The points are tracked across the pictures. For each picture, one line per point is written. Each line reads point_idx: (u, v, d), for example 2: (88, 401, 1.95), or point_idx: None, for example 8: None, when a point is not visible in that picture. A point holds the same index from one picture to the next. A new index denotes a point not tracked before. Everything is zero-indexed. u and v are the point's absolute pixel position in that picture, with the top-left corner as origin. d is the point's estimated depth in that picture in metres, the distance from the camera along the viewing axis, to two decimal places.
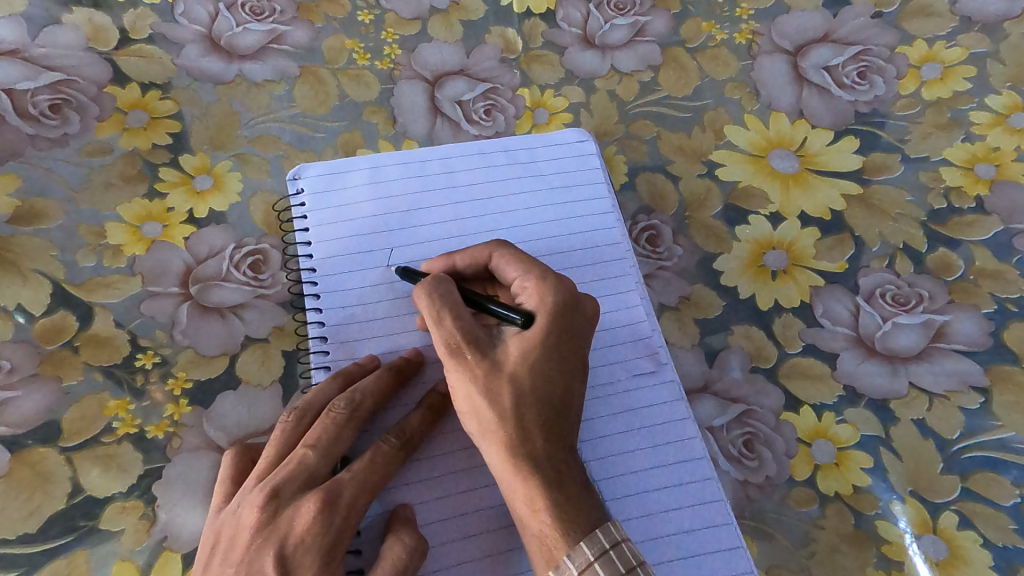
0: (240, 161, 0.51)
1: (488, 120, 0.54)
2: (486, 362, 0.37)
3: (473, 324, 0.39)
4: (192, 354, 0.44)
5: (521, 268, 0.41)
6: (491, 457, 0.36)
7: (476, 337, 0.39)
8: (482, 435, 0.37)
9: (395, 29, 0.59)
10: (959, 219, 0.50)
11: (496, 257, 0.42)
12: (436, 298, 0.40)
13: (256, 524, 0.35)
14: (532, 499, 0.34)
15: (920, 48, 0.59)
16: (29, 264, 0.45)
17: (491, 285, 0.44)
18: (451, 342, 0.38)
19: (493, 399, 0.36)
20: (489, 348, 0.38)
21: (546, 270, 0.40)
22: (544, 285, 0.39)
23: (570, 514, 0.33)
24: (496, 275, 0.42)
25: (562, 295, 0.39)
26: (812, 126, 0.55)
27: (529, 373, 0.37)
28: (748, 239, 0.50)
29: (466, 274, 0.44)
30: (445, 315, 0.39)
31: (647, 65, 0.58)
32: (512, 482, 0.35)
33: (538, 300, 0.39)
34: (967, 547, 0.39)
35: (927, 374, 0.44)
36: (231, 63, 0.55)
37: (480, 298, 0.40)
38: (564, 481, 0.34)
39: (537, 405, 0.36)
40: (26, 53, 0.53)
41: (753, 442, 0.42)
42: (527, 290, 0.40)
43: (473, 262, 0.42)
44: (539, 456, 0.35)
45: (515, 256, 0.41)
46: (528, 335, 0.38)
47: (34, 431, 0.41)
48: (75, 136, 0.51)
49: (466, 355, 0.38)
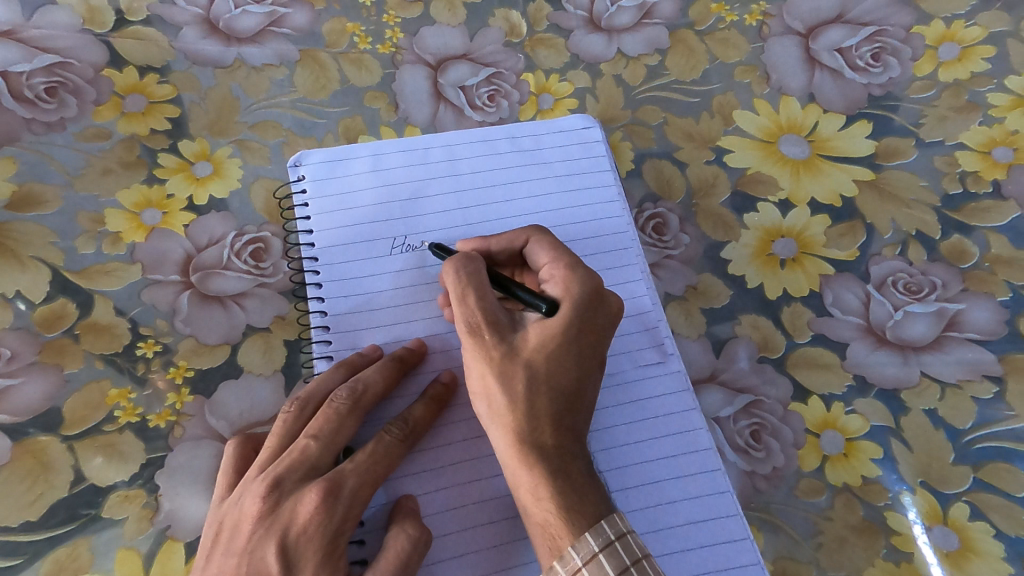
0: (240, 148, 0.50)
1: (492, 105, 0.53)
2: (502, 347, 0.37)
3: (496, 306, 0.39)
4: (193, 343, 0.43)
5: (552, 254, 0.40)
6: (499, 442, 0.36)
7: (497, 320, 0.38)
8: (492, 419, 0.36)
9: (396, 12, 0.58)
10: (975, 205, 0.49)
11: (532, 243, 0.41)
12: (463, 275, 0.39)
13: (257, 514, 0.35)
14: (537, 487, 0.34)
15: (938, 29, 0.57)
16: (28, 251, 0.45)
17: (519, 271, 0.44)
18: (472, 321, 0.38)
19: (505, 383, 0.36)
20: (509, 333, 0.38)
21: (575, 260, 0.40)
22: (571, 274, 0.39)
23: (575, 505, 0.33)
24: (529, 260, 0.42)
25: (588, 287, 0.38)
26: (824, 110, 0.54)
27: (546, 361, 0.36)
28: (756, 227, 0.49)
29: (499, 258, 0.43)
30: (469, 294, 0.39)
31: (654, 49, 0.57)
32: (515, 470, 0.35)
33: (563, 288, 0.39)
34: (979, 539, 0.38)
35: (939, 364, 0.44)
36: (230, 46, 0.54)
37: (509, 281, 0.40)
38: (571, 472, 0.34)
39: (549, 394, 0.36)
40: (21, 35, 0.52)
41: (761, 432, 0.42)
42: (555, 278, 0.39)
43: (508, 246, 0.42)
44: (547, 446, 0.34)
45: (549, 242, 0.41)
46: (550, 324, 0.38)
47: (35, 419, 0.40)
48: (73, 120, 0.50)
49: (485, 336, 0.38)
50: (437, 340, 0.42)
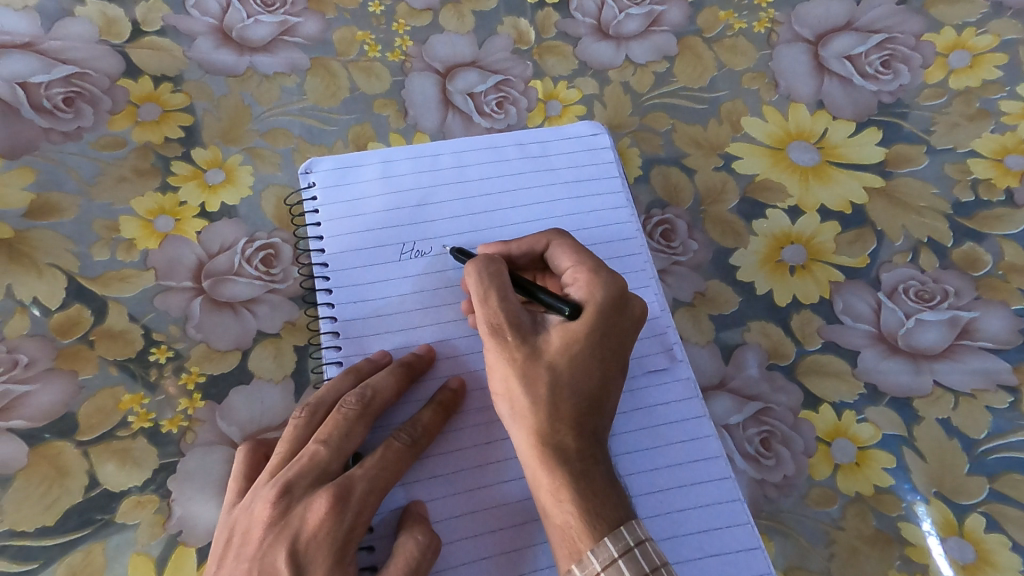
0: (252, 155, 0.50)
1: (500, 112, 0.54)
2: (526, 348, 0.37)
3: (518, 307, 0.39)
4: (205, 349, 0.43)
5: (575, 258, 0.41)
6: (521, 442, 0.36)
7: (520, 322, 0.38)
8: (514, 420, 0.36)
9: (406, 21, 0.58)
10: (987, 213, 0.49)
11: (553, 246, 0.41)
12: (485, 276, 0.39)
13: (268, 520, 0.35)
14: (557, 489, 0.34)
15: (948, 36, 0.57)
16: (44, 258, 0.46)
17: (540, 274, 0.44)
18: (493, 322, 0.38)
19: (529, 384, 0.36)
20: (532, 334, 0.38)
21: (599, 263, 0.40)
22: (595, 278, 0.39)
23: (596, 507, 0.33)
24: (551, 264, 0.42)
25: (612, 290, 0.39)
26: (833, 117, 0.54)
27: (571, 364, 0.37)
28: (765, 234, 0.49)
29: (521, 263, 0.43)
30: (491, 295, 0.39)
31: (662, 56, 0.57)
32: (537, 471, 0.35)
33: (587, 292, 0.39)
34: (994, 551, 0.38)
35: (951, 372, 0.43)
36: (242, 55, 0.55)
37: (531, 284, 0.40)
38: (593, 475, 0.34)
39: (574, 396, 0.36)
40: (39, 45, 0.53)
41: (771, 440, 0.41)
42: (578, 281, 0.40)
43: (529, 250, 0.42)
44: (570, 448, 0.35)
45: (571, 246, 0.41)
46: (573, 327, 0.38)
47: (51, 424, 0.41)
48: (89, 129, 0.51)
49: (508, 337, 0.38)
50: (446, 346, 0.42)
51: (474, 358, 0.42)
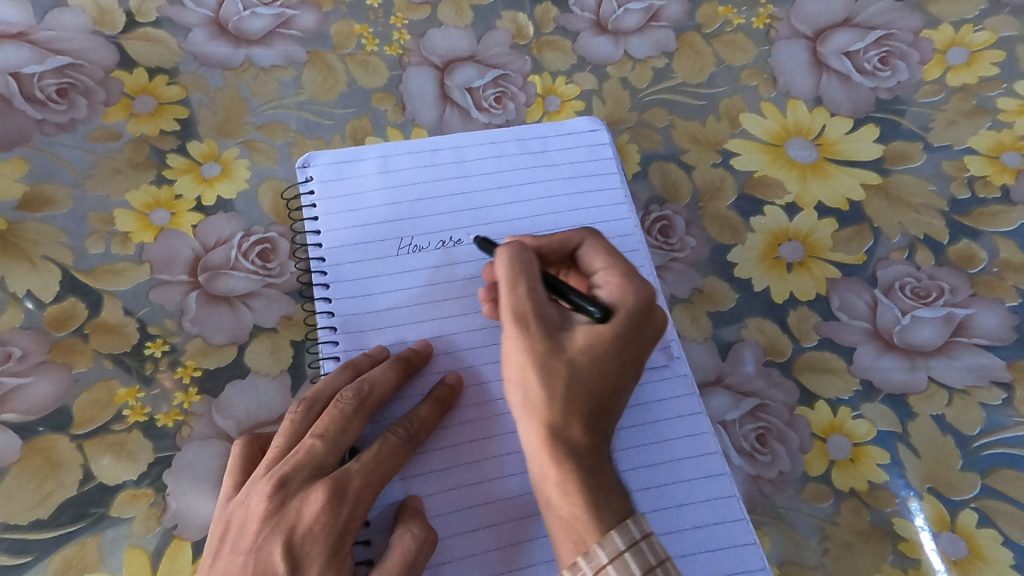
0: (248, 149, 0.50)
1: (499, 107, 0.53)
2: (549, 341, 0.37)
3: (545, 302, 0.39)
4: (201, 343, 0.43)
5: (608, 261, 0.41)
6: (530, 433, 0.36)
7: (547, 315, 0.39)
8: (527, 411, 0.36)
9: (403, 14, 0.58)
10: (983, 210, 0.49)
11: (587, 246, 0.42)
12: (517, 264, 0.39)
13: (264, 514, 0.35)
14: (565, 482, 0.34)
15: (947, 32, 0.57)
16: (38, 250, 0.45)
17: (564, 271, 0.44)
18: (519, 310, 0.38)
19: (547, 375, 0.36)
20: (558, 329, 0.38)
21: (632, 270, 0.41)
22: (628, 283, 0.40)
23: (601, 501, 0.33)
24: (580, 264, 0.43)
25: (642, 298, 0.39)
26: (831, 114, 0.54)
27: (592, 359, 0.37)
28: (763, 230, 0.49)
29: (550, 259, 0.43)
30: (521, 283, 0.39)
31: (660, 52, 0.57)
32: (545, 464, 0.35)
33: (618, 296, 0.39)
34: (986, 546, 0.38)
35: (946, 369, 0.43)
36: (239, 47, 0.54)
37: (561, 283, 0.40)
38: (602, 472, 0.34)
39: (589, 392, 0.36)
40: (32, 35, 0.52)
41: (766, 436, 0.42)
42: (609, 284, 0.40)
43: (563, 249, 0.42)
44: (581, 444, 0.35)
45: (604, 249, 0.42)
46: (601, 327, 0.38)
47: (44, 417, 0.41)
48: (83, 121, 0.50)
49: (532, 327, 0.38)
50: (443, 341, 0.42)
51: (472, 354, 0.42)
